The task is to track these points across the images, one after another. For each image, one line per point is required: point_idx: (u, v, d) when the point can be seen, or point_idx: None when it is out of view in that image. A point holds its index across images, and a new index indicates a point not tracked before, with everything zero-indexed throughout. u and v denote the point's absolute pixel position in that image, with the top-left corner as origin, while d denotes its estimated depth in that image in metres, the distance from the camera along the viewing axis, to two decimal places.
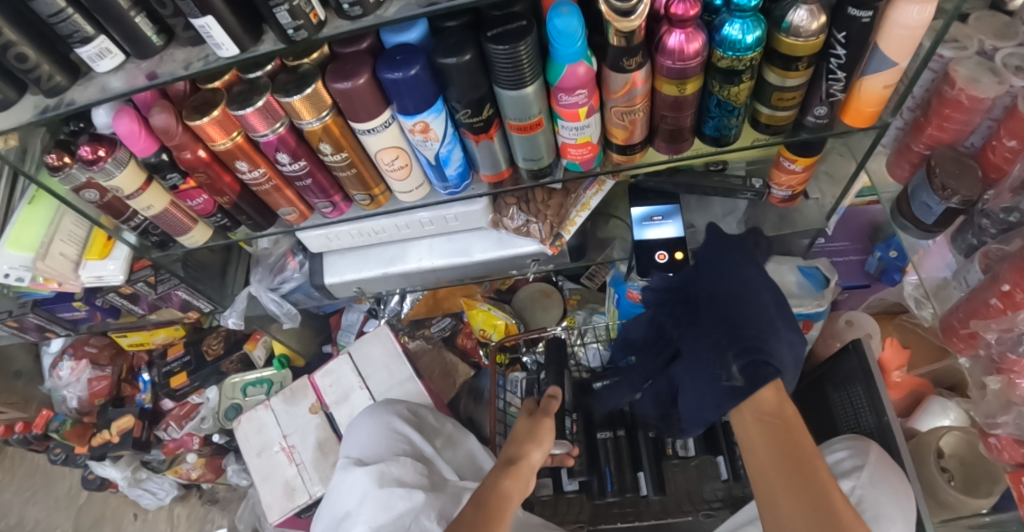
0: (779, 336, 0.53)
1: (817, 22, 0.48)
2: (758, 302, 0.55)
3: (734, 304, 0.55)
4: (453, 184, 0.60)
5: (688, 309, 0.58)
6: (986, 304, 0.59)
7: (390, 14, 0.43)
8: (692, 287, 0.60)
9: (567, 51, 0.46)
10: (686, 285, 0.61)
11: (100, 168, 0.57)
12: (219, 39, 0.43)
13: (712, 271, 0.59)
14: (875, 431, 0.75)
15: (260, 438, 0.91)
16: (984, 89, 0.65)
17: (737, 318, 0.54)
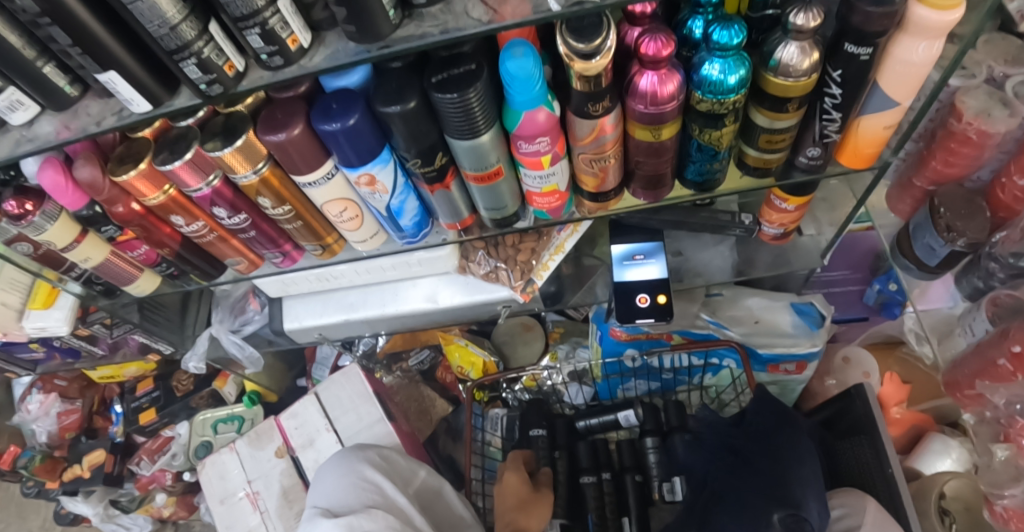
0: (808, 462, 0.67)
1: (809, 60, 0.42)
2: (790, 452, 0.68)
3: (786, 454, 0.68)
4: (411, 233, 0.55)
5: (753, 464, 0.70)
6: (995, 365, 0.55)
7: (317, 63, 0.38)
8: (769, 460, 0.68)
9: (524, 98, 0.41)
10: (784, 431, 0.71)
11: (28, 223, 0.53)
12: (128, 94, 0.38)
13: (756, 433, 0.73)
14: (879, 489, 0.70)
15: (223, 484, 0.87)
16: (995, 122, 0.60)
17: (777, 456, 0.68)
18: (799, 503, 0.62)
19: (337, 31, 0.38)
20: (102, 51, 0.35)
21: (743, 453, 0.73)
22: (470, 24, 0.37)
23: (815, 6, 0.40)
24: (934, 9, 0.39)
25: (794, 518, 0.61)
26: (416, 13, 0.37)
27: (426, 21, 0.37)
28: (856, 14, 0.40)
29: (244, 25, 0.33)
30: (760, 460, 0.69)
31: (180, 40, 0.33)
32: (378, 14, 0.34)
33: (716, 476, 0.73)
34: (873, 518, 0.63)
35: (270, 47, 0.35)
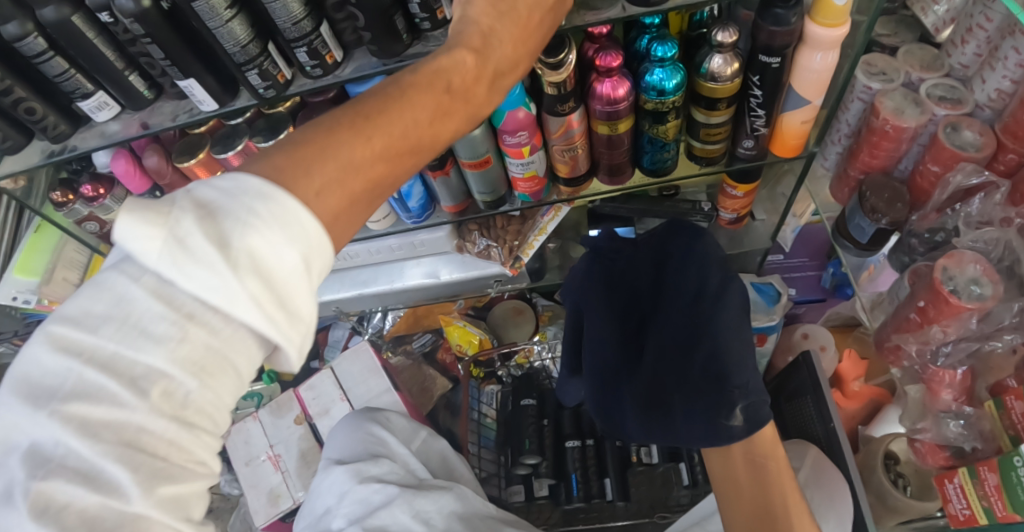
0: (740, 318, 0.60)
1: (732, 68, 0.54)
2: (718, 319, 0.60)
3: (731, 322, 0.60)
4: (417, 214, 0.66)
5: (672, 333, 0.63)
6: (906, 319, 0.65)
7: (348, 74, 0.49)
8: (685, 324, 0.62)
9: (506, 99, 0.52)
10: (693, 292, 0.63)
11: (100, 204, 0.66)
12: (201, 96, 0.50)
13: (687, 307, 0.63)
14: (823, 439, 0.79)
15: (248, 448, 0.97)
16: (906, 118, 0.71)
17: (703, 335, 0.60)
18: (739, 386, 0.57)
19: (363, 50, 0.49)
20: (181, 58, 0.46)
21: (655, 336, 0.65)
22: None
23: (732, 26, 0.52)
24: (825, 28, 0.52)
25: (752, 407, 0.58)
26: (424, 36, 0.49)
27: (432, 42, 0.48)
28: (763, 33, 0.52)
29: (295, 44, 0.45)
30: (678, 326, 0.63)
31: (247, 55, 0.45)
32: (395, 37, 0.46)
33: (622, 340, 0.68)
34: (812, 460, 0.72)
35: (313, 61, 0.47)
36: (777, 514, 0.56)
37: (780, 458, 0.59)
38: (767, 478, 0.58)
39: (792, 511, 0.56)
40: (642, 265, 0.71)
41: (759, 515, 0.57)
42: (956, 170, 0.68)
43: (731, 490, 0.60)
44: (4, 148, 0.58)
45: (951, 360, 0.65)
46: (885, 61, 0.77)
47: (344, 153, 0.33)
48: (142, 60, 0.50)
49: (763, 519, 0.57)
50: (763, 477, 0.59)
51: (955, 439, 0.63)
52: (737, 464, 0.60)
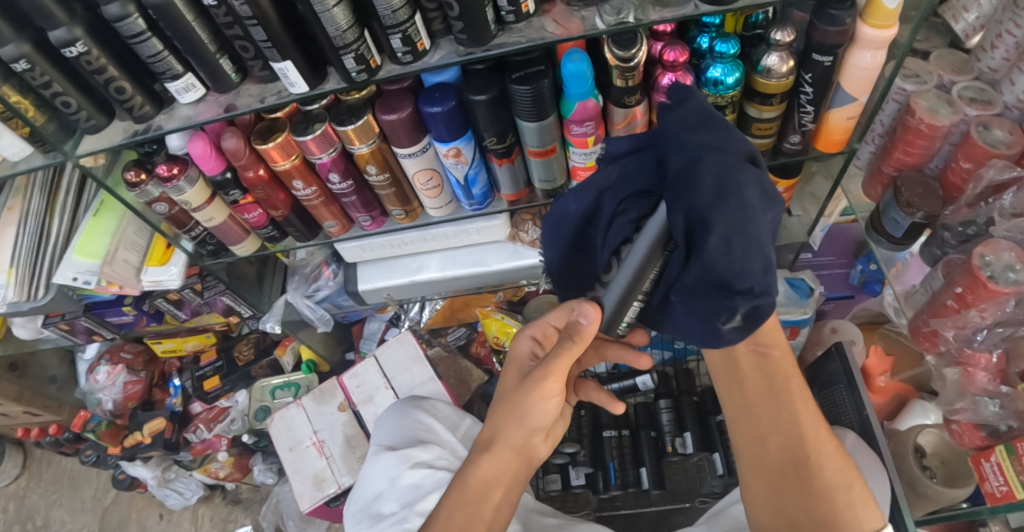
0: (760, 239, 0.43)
1: (787, 65, 0.57)
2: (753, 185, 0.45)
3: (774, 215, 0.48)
4: (478, 201, 0.70)
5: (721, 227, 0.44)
6: (943, 304, 0.68)
7: (434, 60, 0.53)
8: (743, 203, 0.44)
9: (578, 90, 0.55)
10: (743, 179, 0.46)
11: (174, 185, 0.67)
12: (293, 78, 0.53)
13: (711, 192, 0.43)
14: (856, 426, 0.82)
15: (291, 434, 0.99)
16: (940, 117, 0.74)
17: (734, 195, 0.43)
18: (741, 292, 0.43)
19: (447, 39, 0.53)
20: (280, 40, 0.49)
21: (699, 204, 0.44)
22: (548, 34, 0.51)
23: (789, 26, 0.55)
24: (874, 28, 0.55)
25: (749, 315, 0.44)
26: (507, 27, 0.52)
27: (514, 33, 0.52)
28: (817, 31, 0.55)
29: (391, 30, 0.48)
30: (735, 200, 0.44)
31: (344, 40, 0.48)
32: (484, 26, 0.49)
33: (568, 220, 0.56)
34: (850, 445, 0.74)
35: (405, 47, 0.50)
36: (807, 439, 0.51)
37: (785, 344, 0.54)
38: (780, 363, 0.53)
39: (796, 391, 0.53)
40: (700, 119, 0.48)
41: (771, 400, 0.53)
42: (989, 166, 0.72)
43: (732, 381, 0.55)
44: (89, 127, 0.63)
45: (987, 344, 0.68)
46: (918, 65, 0.80)
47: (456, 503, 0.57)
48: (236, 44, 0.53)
49: (773, 398, 0.53)
50: (765, 366, 0.54)
51: (991, 419, 0.67)
52: (740, 353, 0.54)
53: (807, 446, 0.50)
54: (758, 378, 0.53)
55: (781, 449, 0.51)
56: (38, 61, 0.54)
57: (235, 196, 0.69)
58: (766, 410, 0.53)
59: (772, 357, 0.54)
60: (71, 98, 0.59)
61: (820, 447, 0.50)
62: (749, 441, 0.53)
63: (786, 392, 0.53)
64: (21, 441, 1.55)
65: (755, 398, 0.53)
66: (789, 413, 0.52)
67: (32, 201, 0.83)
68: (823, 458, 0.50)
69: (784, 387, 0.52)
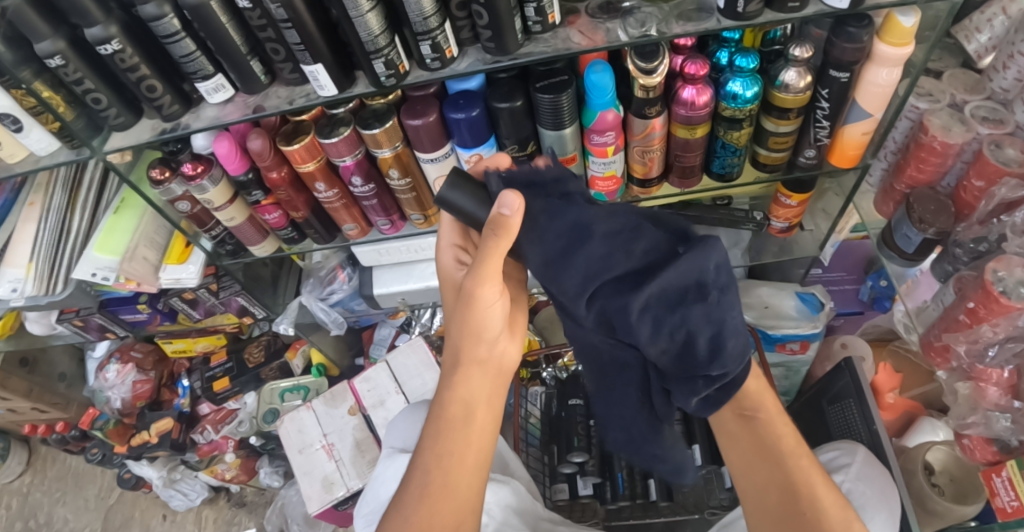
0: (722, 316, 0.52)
1: (804, 81, 0.58)
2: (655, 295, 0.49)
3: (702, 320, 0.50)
4: None
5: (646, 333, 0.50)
6: (955, 319, 0.68)
7: (461, 67, 0.54)
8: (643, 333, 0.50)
9: (600, 101, 0.56)
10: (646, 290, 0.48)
11: (197, 183, 0.68)
12: (323, 81, 0.55)
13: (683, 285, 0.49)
14: (867, 442, 0.82)
15: (301, 436, 0.99)
16: (953, 136, 0.75)
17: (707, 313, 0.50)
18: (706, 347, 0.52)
19: (475, 47, 0.54)
20: (312, 43, 0.51)
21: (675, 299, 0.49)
22: (573, 45, 0.53)
23: (807, 43, 0.56)
24: (891, 46, 0.55)
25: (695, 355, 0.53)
26: (534, 36, 0.53)
27: (541, 42, 0.53)
28: (836, 48, 0.56)
29: (420, 37, 0.49)
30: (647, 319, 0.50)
31: (375, 45, 0.50)
32: (512, 35, 0.50)
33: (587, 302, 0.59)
34: (863, 457, 0.74)
35: (434, 54, 0.51)
36: (797, 489, 0.55)
37: (769, 405, 0.59)
38: (771, 420, 0.59)
39: (787, 449, 0.57)
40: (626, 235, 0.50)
41: (764, 457, 0.58)
42: (1001, 185, 0.73)
43: (728, 443, 0.61)
44: (118, 124, 0.64)
45: (998, 360, 0.68)
46: (931, 84, 0.81)
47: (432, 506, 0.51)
48: (268, 46, 0.55)
49: (766, 455, 0.58)
50: (755, 428, 0.59)
51: (1003, 434, 0.69)
52: (729, 418, 0.61)
53: (799, 494, 0.55)
54: (755, 433, 0.59)
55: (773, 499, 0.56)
56: (71, 58, 0.56)
57: (255, 195, 0.70)
58: (758, 468, 0.58)
59: (759, 417, 0.59)
60: (101, 95, 0.60)
61: (814, 497, 0.55)
62: (752, 502, 0.58)
63: (777, 449, 0.58)
64: (28, 439, 1.56)
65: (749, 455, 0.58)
66: (780, 465, 0.57)
67: (53, 198, 0.84)
68: (821, 506, 0.54)
69: (774, 436, 0.58)
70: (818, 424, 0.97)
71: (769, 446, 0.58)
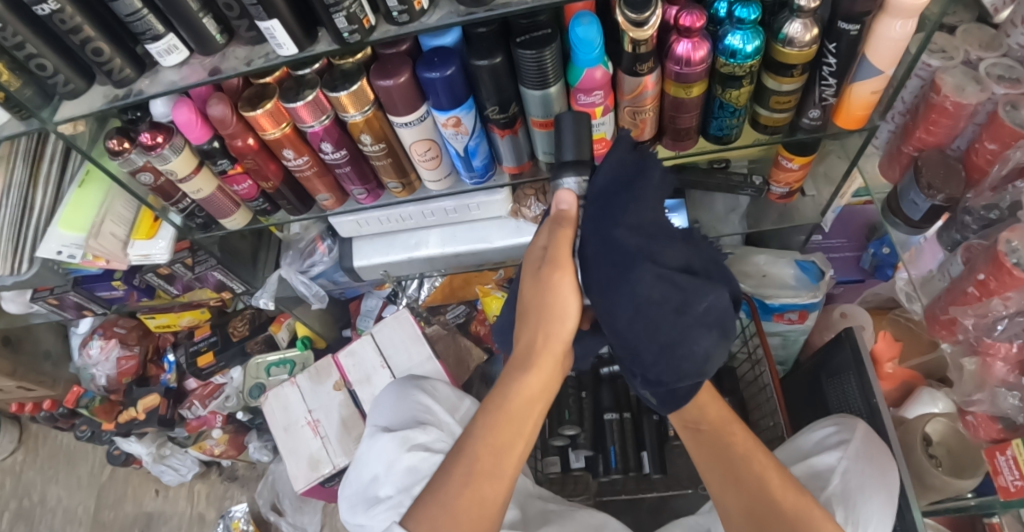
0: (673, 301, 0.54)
1: (810, 34, 0.53)
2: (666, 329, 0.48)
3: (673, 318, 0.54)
4: (478, 174, 0.67)
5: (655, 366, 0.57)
6: (963, 292, 0.65)
7: (432, 21, 0.49)
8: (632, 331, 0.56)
9: (586, 57, 0.51)
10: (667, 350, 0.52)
11: (158, 153, 0.64)
12: (281, 40, 0.50)
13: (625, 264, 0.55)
14: (866, 414, 0.80)
15: (287, 414, 0.97)
16: (967, 96, 0.70)
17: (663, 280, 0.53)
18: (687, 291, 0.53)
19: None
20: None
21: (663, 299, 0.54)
22: None
23: None
24: None
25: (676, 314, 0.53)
26: None
27: None
28: None
29: None
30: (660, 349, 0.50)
31: None
32: None
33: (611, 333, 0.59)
34: (864, 433, 0.72)
35: (401, 6, 0.46)
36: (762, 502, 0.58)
37: (712, 416, 0.63)
38: (720, 431, 0.63)
39: (747, 458, 0.61)
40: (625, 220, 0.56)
41: (753, 510, 0.59)
42: (1016, 148, 0.68)
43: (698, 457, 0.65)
44: (68, 92, 0.59)
45: (1006, 333, 0.64)
46: (943, 39, 0.76)
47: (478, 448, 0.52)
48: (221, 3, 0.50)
49: (731, 473, 0.61)
50: (714, 441, 0.63)
51: (1010, 412, 0.66)
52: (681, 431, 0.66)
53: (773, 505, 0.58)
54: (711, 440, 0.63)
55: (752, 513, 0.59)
56: (8, 19, 0.50)
57: (222, 164, 0.66)
58: (727, 485, 0.62)
59: (704, 431, 0.64)
60: (47, 61, 0.55)
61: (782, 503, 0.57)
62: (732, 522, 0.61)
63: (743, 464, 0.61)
64: (17, 416, 1.54)
65: (708, 459, 0.63)
66: (749, 485, 0.60)
67: (14, 172, 0.80)
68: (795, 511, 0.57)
69: (727, 431, 0.63)
70: (815, 398, 0.94)
71: (732, 460, 0.61)
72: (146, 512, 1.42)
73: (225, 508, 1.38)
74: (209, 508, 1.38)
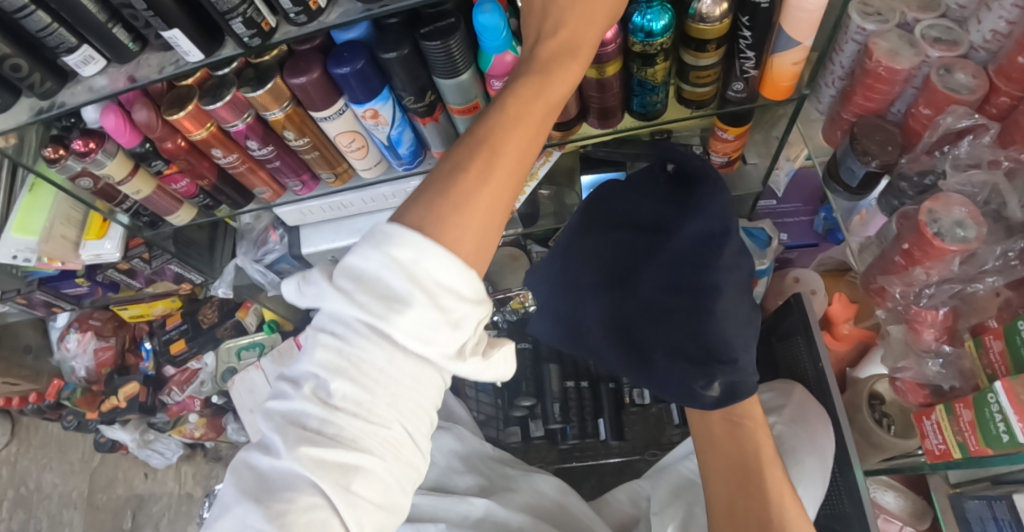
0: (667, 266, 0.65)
1: (719, 8, 0.52)
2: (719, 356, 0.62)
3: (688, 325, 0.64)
4: (408, 161, 0.67)
5: (634, 310, 0.68)
6: (892, 261, 0.68)
7: (331, 19, 0.50)
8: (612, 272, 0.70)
9: (493, 44, 0.51)
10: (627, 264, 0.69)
11: (92, 159, 0.64)
12: (186, 47, 0.50)
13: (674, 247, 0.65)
14: (814, 379, 0.81)
15: (253, 396, 1.01)
16: (900, 60, 0.69)
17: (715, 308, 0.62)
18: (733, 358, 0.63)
19: None
20: (165, 9, 0.46)
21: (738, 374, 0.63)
22: None
23: None
24: None
25: (731, 382, 0.63)
26: None
27: None
28: None
29: None
30: (643, 313, 0.67)
31: (229, 4, 0.45)
32: None
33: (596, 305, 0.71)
34: (798, 399, 0.75)
35: (297, 8, 0.47)
36: (751, 466, 0.61)
37: (757, 417, 0.64)
38: (752, 431, 0.64)
39: (763, 457, 0.62)
40: (686, 254, 0.63)
41: (736, 479, 0.62)
42: (948, 113, 0.68)
43: (710, 446, 0.65)
44: None
45: (933, 301, 0.67)
46: (880, 0, 0.74)
47: (463, 223, 0.39)
48: (126, 13, 0.49)
49: (741, 475, 0.61)
50: (738, 434, 0.64)
51: (934, 378, 0.66)
52: (714, 419, 0.66)
53: (771, 510, 0.58)
54: (734, 438, 0.64)
55: (737, 467, 0.62)
56: None
57: (156, 167, 0.66)
58: (732, 482, 0.62)
59: (742, 426, 0.64)
60: (21, 61, 0.52)
61: (782, 510, 0.57)
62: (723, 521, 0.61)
63: (756, 459, 0.62)
64: (5, 410, 1.56)
65: (726, 473, 0.63)
66: (756, 481, 0.60)
67: None
68: (788, 523, 0.57)
69: (753, 452, 0.62)
70: (764, 361, 0.97)
71: (747, 461, 0.62)
72: (137, 494, 1.46)
73: (211, 487, 1.42)
74: (196, 487, 1.43)
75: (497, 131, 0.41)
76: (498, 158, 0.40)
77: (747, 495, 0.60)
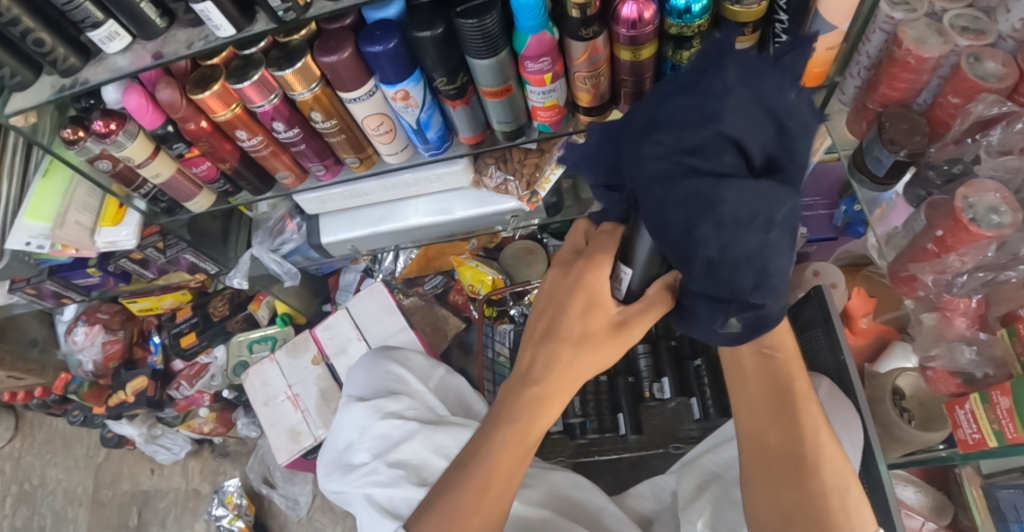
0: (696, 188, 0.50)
1: None
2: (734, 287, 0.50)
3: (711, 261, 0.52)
4: (435, 145, 0.66)
5: None
6: (924, 249, 0.67)
7: None
8: None
9: (529, 23, 0.51)
10: (702, 195, 0.35)
11: (112, 140, 0.63)
12: (217, 20, 0.49)
13: None
14: (833, 369, 0.80)
15: (266, 388, 0.99)
16: (928, 48, 0.68)
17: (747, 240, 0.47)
18: None
19: None
20: None
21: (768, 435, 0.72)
22: None
23: None
24: None
25: None
26: None
27: None
28: None
29: None
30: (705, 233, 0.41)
31: None
32: None
33: None
34: (825, 390, 0.74)
35: None
36: (789, 396, 0.54)
37: (790, 345, 0.55)
38: (788, 363, 0.54)
39: (798, 392, 0.54)
40: None
41: (769, 408, 0.55)
42: (978, 101, 0.68)
43: (739, 380, 0.57)
44: (16, 84, 0.56)
45: (966, 289, 0.66)
46: None
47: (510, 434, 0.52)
48: None
49: (774, 404, 0.54)
50: (773, 368, 0.54)
51: (967, 366, 0.65)
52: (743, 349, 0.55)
53: (805, 445, 0.52)
54: (763, 373, 0.55)
55: (771, 401, 0.55)
56: None
57: (178, 148, 0.65)
58: (763, 415, 0.55)
59: (778, 356, 0.54)
60: (45, 37, 0.51)
61: (817, 447, 0.52)
62: (755, 466, 0.55)
63: (788, 394, 0.54)
64: (10, 405, 1.54)
65: (758, 401, 0.55)
66: (788, 420, 0.53)
67: None
68: (822, 458, 0.52)
69: (790, 386, 0.54)
70: None
71: (778, 397, 0.54)
72: (143, 490, 1.44)
73: (219, 483, 1.41)
74: (203, 483, 1.41)
75: (548, 373, 0.51)
76: (546, 399, 0.52)
77: (787, 424, 0.53)
